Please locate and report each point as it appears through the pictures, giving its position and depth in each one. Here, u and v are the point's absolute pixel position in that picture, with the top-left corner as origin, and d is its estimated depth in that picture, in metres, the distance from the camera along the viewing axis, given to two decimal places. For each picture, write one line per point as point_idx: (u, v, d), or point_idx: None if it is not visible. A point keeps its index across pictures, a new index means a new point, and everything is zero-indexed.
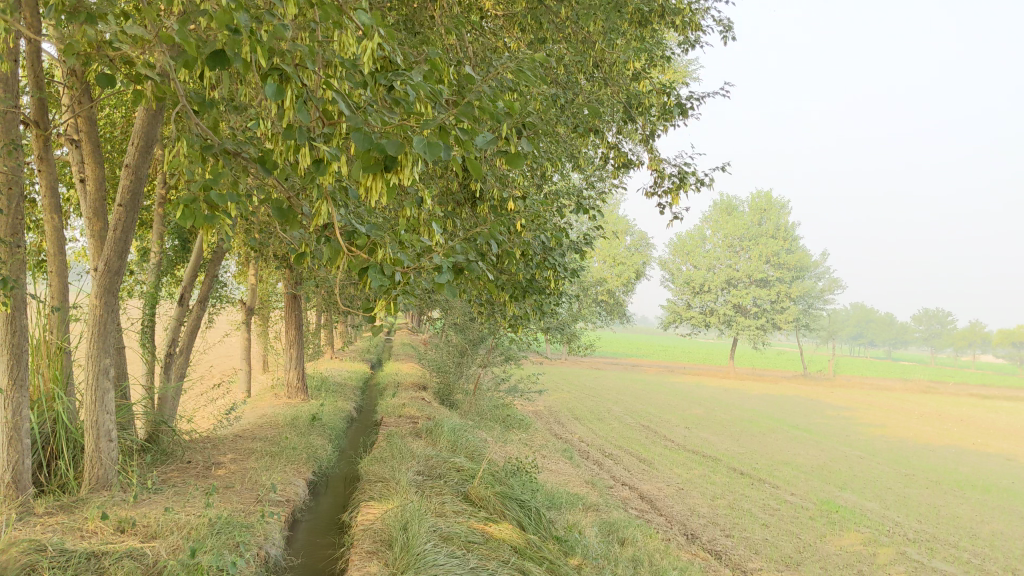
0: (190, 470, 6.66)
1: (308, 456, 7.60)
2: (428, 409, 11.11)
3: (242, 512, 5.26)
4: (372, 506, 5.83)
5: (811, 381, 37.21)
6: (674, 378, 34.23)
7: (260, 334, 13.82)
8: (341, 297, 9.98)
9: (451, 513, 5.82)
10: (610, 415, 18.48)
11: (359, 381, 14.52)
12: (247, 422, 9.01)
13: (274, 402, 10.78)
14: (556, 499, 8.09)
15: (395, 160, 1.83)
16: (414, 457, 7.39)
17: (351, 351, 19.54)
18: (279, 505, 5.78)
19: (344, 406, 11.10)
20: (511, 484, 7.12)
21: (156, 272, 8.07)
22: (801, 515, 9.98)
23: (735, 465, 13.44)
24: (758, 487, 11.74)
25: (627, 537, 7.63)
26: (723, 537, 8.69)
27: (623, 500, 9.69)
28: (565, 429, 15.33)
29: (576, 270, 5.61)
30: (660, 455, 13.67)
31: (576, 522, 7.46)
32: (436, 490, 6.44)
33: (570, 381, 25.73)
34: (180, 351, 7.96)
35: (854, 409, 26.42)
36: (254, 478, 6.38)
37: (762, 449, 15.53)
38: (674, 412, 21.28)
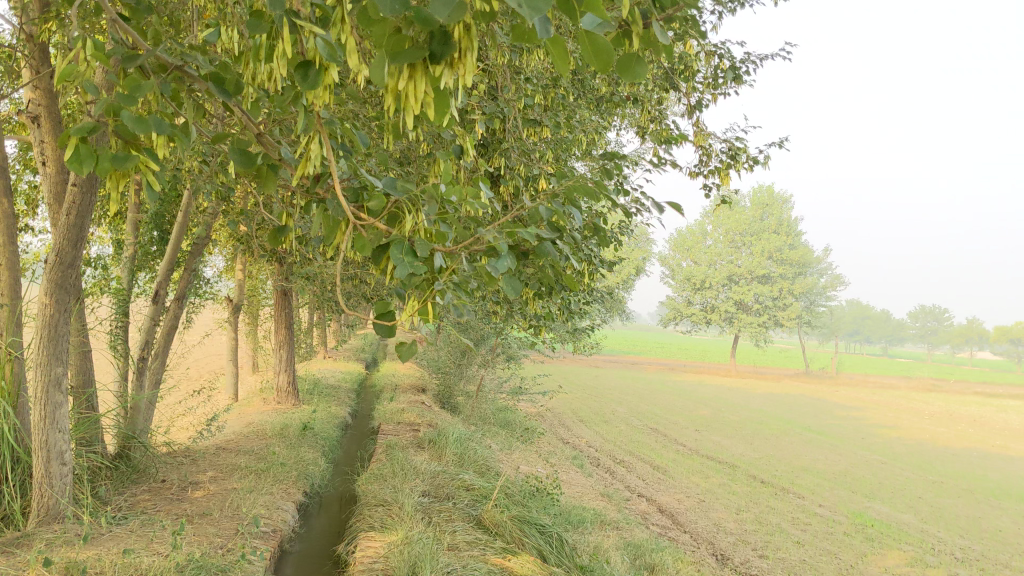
0: (164, 493, 5.84)
1: (299, 472, 6.77)
2: (430, 415, 10.31)
3: (214, 549, 4.43)
4: (372, 538, 5.02)
5: (813, 379, 36.60)
6: (674, 375, 33.47)
7: (249, 333, 13.00)
8: (335, 293, 9.18)
9: (464, 545, 5.05)
10: (616, 417, 17.70)
11: (353, 383, 13.74)
12: (232, 432, 8.19)
13: (262, 409, 9.96)
14: (576, 518, 7.30)
15: (449, 45, 1.00)
16: (419, 475, 6.56)
17: (347, 351, 18.72)
18: (265, 538, 4.95)
19: (338, 413, 10.28)
20: (528, 506, 6.32)
21: (128, 267, 7.23)
22: (836, 530, 9.20)
23: (753, 471, 12.67)
24: (784, 497, 10.96)
25: (657, 562, 6.84)
26: (757, 558, 7.90)
27: (642, 515, 8.90)
28: (571, 433, 14.53)
29: (611, 263, 4.80)
30: (674, 462, 12.88)
31: (599, 545, 6.66)
32: (445, 515, 5.65)
33: (571, 381, 25.01)
34: (155, 355, 7.12)
35: (864, 409, 25.76)
36: (236, 502, 5.53)
37: (779, 454, 14.76)
38: (680, 412, 20.54)
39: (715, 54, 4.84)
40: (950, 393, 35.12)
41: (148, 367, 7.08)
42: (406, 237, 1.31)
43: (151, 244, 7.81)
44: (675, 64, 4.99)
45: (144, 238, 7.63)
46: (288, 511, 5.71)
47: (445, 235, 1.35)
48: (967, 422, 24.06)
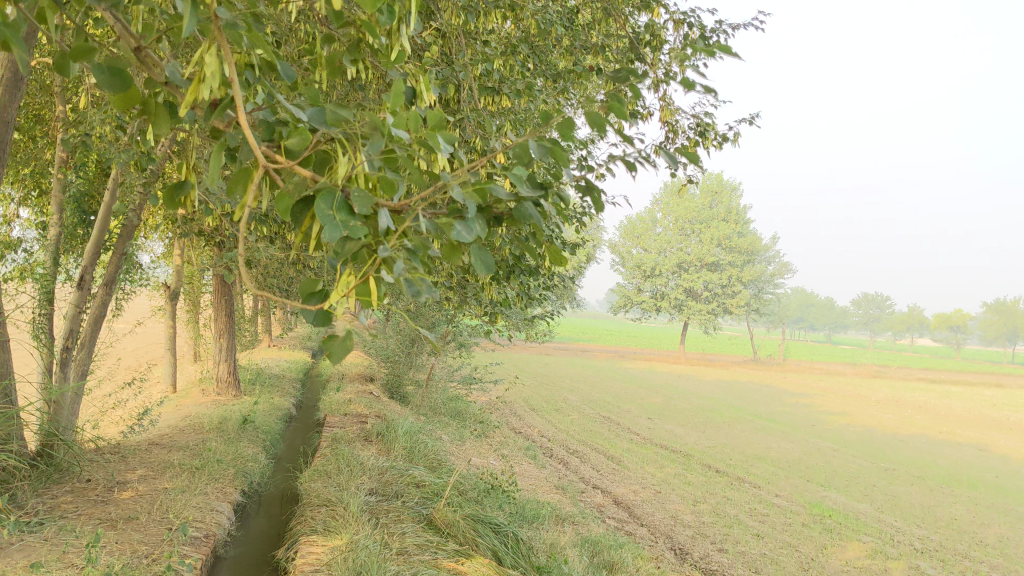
0: (89, 493, 5.40)
1: (237, 470, 6.34)
2: (378, 406, 9.91)
3: (137, 560, 4.01)
4: (314, 543, 4.65)
5: (761, 365, 36.80)
6: (625, 362, 33.36)
7: (189, 321, 12.46)
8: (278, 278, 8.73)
9: (414, 549, 4.70)
10: (567, 406, 17.46)
11: (297, 374, 13.28)
12: (165, 426, 7.70)
13: (200, 401, 9.48)
14: (531, 513, 6.99)
15: None
16: (366, 472, 6.18)
17: (291, 341, 18.21)
18: (196, 545, 4.55)
19: (281, 404, 9.83)
20: (482, 503, 5.98)
21: (52, 251, 6.73)
22: (793, 521, 9.06)
23: (708, 461, 12.50)
24: (740, 487, 10.79)
25: (617, 560, 6.55)
26: (716, 552, 7.69)
27: (598, 509, 8.63)
28: (523, 423, 14.23)
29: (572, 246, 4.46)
30: (628, 451, 12.66)
31: (556, 542, 6.35)
32: (393, 515, 5.29)
33: (522, 369, 24.75)
34: (80, 345, 6.63)
35: (813, 396, 25.88)
36: (167, 504, 5.11)
37: (732, 442, 14.64)
38: (632, 399, 20.37)
39: (685, 22, 4.52)
40: (895, 380, 35.60)
41: (73, 357, 6.59)
42: (337, 184, 0.96)
43: (78, 226, 7.30)
44: (641, 33, 4.65)
45: (69, 220, 7.11)
46: (223, 513, 5.29)
47: (392, 186, 1.00)
48: (913, 408, 24.31)
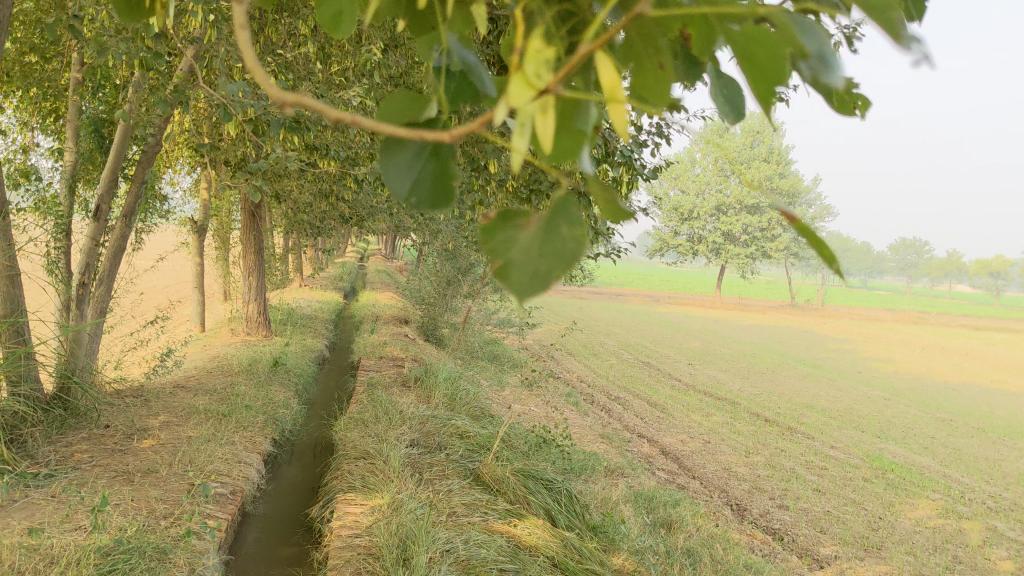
0: (107, 441, 4.97)
1: (268, 417, 5.89)
2: (414, 349, 9.47)
3: (153, 522, 3.55)
4: (352, 502, 4.18)
5: (800, 310, 36.14)
6: (660, 306, 32.80)
7: (218, 259, 12.03)
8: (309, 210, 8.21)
9: (462, 509, 4.22)
10: (605, 350, 16.97)
11: (329, 315, 12.87)
12: (191, 367, 7.29)
13: (228, 341, 9.09)
14: (582, 465, 6.53)
15: None
16: (406, 422, 5.70)
17: (322, 280, 17.81)
18: (221, 502, 4.09)
19: (313, 346, 9.40)
20: (531, 458, 5.50)
21: (67, 181, 6.23)
22: (855, 476, 8.58)
23: (756, 409, 11.94)
24: (792, 437, 10.29)
25: (675, 517, 6.04)
26: (778, 508, 7.21)
27: (647, 460, 8.14)
28: (561, 367, 13.77)
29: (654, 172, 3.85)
30: (673, 397, 12.18)
31: (609, 497, 5.86)
32: (437, 471, 4.83)
33: (556, 313, 24.35)
34: (98, 281, 6.17)
35: (857, 342, 25.26)
36: (193, 455, 4.66)
37: (778, 388, 14.07)
38: (670, 343, 19.87)
39: None
40: (937, 326, 34.91)
41: (92, 294, 6.13)
42: None
43: (96, 153, 6.79)
44: None
45: (85, 146, 6.59)
46: (251, 465, 4.80)
47: None
48: (960, 355, 23.53)
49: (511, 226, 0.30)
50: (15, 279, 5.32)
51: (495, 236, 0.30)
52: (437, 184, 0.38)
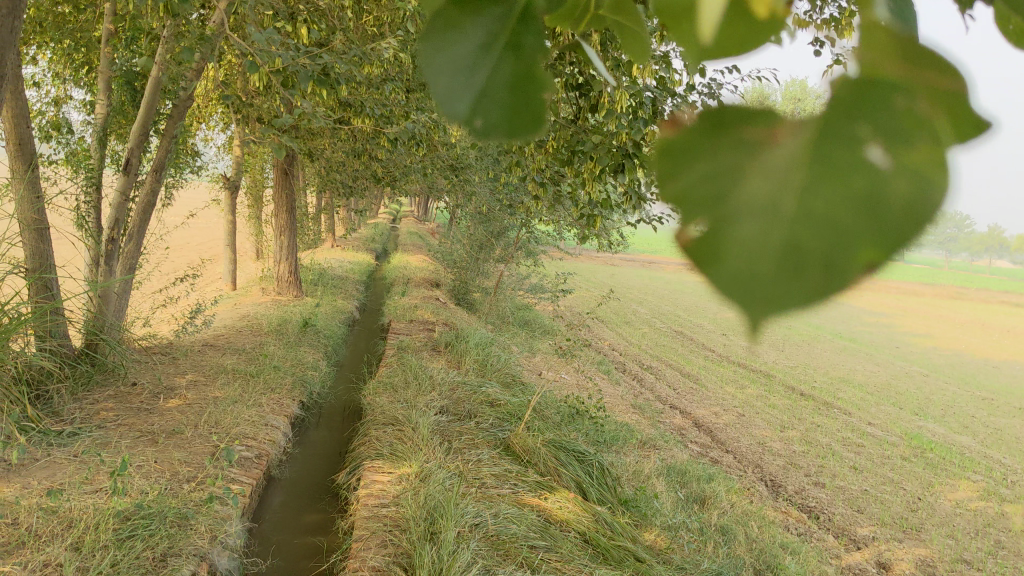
0: (133, 399, 4.90)
1: (296, 378, 5.79)
2: (445, 313, 9.35)
3: (175, 487, 3.46)
4: (379, 470, 4.07)
5: (836, 282, 35.65)
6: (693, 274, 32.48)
7: (251, 218, 11.97)
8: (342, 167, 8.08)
9: (492, 481, 4.10)
10: (637, 318, 16.78)
11: (360, 276, 12.78)
12: (221, 326, 7.22)
13: (259, 300, 9.02)
14: (613, 436, 6.40)
15: None
16: (435, 388, 5.59)
17: (354, 241, 17.74)
18: (246, 465, 3.99)
19: (344, 308, 9.32)
20: (563, 429, 5.37)
21: (98, 134, 6.13)
22: (893, 454, 8.38)
23: (791, 382, 11.74)
24: (828, 412, 10.09)
25: (710, 493, 5.89)
26: (813, 485, 7.05)
27: (680, 432, 7.99)
28: (593, 334, 13.62)
29: None
30: (707, 368, 12.00)
31: (641, 471, 5.72)
32: (467, 440, 4.71)
33: (588, 279, 24.16)
34: (128, 236, 6.07)
35: (894, 316, 24.85)
36: (219, 416, 4.57)
37: (813, 362, 13.82)
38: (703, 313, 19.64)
39: None
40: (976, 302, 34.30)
41: (121, 249, 6.04)
42: None
43: (128, 107, 6.68)
44: None
45: (116, 98, 6.47)
46: (278, 429, 4.70)
47: None
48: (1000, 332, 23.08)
49: (719, 156, 0.16)
50: (45, 232, 5.25)
51: (690, 176, 0.15)
52: (519, 91, 0.24)
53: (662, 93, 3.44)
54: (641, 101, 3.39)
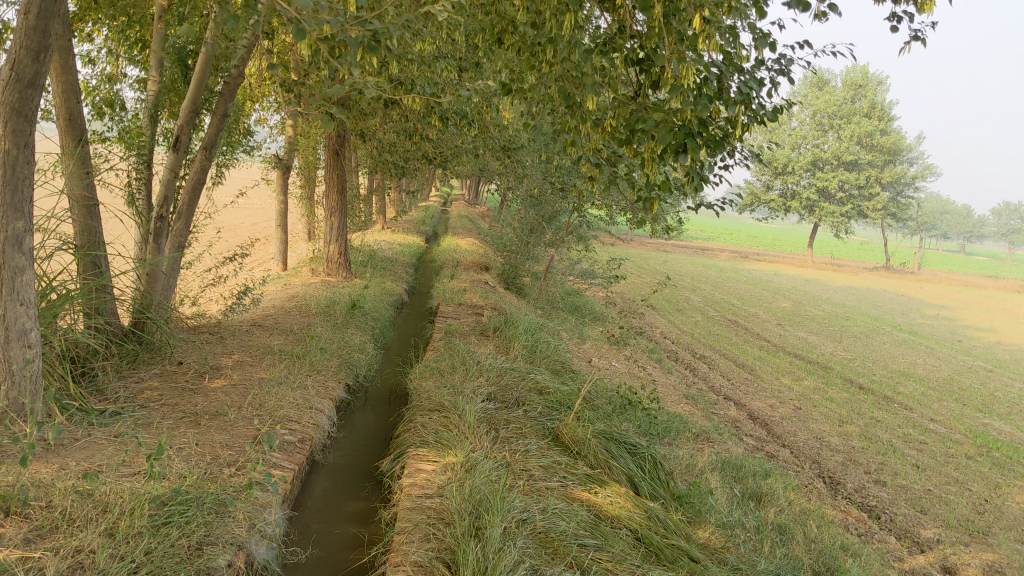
0: (178, 379, 4.84)
1: (343, 361, 5.69)
2: (494, 297, 9.21)
3: (215, 471, 3.38)
4: (424, 459, 3.94)
5: (894, 272, 34.78)
6: (748, 262, 31.90)
7: (302, 197, 11.93)
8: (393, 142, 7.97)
9: (540, 472, 3.94)
10: (690, 305, 16.47)
11: (410, 259, 12.71)
12: (269, 306, 7.17)
13: (307, 280, 8.97)
14: (665, 427, 6.20)
15: None
16: (482, 374, 5.46)
17: (405, 224, 17.70)
18: (289, 450, 3.88)
19: (392, 290, 9.24)
20: (613, 420, 5.19)
21: (149, 110, 6.08)
22: (956, 452, 8.06)
23: (849, 375, 11.39)
24: (888, 407, 9.75)
25: (765, 489, 5.68)
26: (873, 483, 6.78)
27: (733, 424, 7.76)
28: (645, 321, 13.39)
29: (772, 112, 3.42)
30: (761, 359, 11.70)
31: (694, 464, 5.52)
32: (515, 429, 4.56)
33: (640, 265, 23.88)
34: (177, 214, 6.01)
35: (956, 308, 24.11)
36: (264, 397, 4.48)
37: (872, 355, 13.42)
38: (758, 301, 19.25)
39: None
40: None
41: (170, 228, 5.97)
42: None
43: (179, 83, 6.62)
44: None
45: (168, 74, 6.41)
46: (322, 412, 4.59)
47: None
48: None
49: None
50: (94, 209, 5.21)
51: None
52: None
53: (728, 69, 3.23)
54: (705, 77, 3.19)
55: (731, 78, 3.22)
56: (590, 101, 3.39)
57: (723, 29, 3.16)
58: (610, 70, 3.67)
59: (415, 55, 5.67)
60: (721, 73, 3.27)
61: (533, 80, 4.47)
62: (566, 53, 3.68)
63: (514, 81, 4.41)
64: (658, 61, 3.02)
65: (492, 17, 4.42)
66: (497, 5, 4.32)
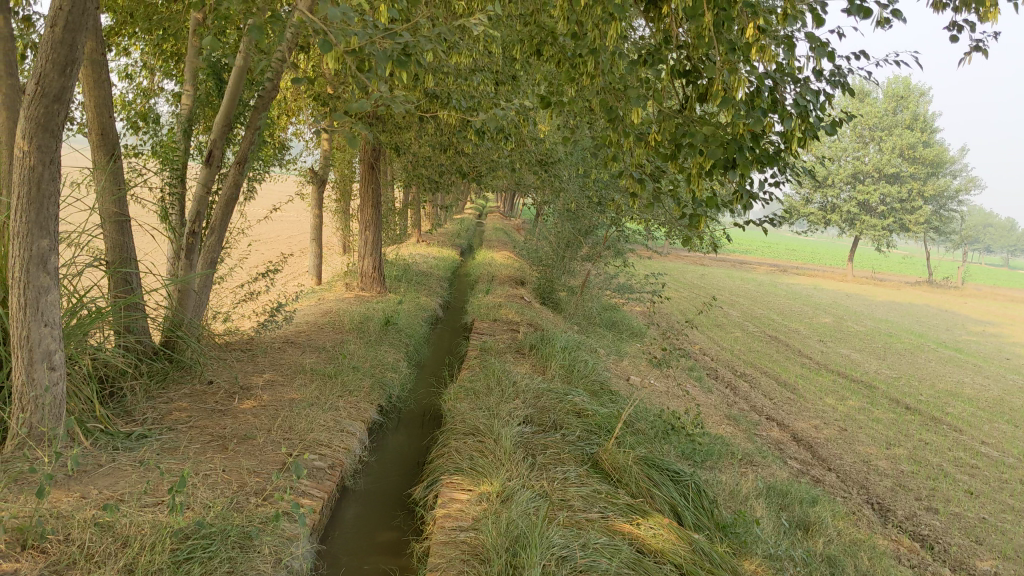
0: (208, 399, 4.72)
1: (375, 380, 5.56)
2: (530, 313, 9.05)
3: (242, 501, 3.24)
4: (458, 488, 3.78)
5: (937, 286, 34.14)
6: (786, 276, 31.45)
7: (336, 211, 11.87)
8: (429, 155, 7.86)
9: (580, 503, 3.76)
10: (729, 321, 16.19)
11: (445, 273, 12.60)
12: (303, 323, 7.06)
13: (342, 295, 8.88)
14: (707, 450, 5.99)
15: None
16: (519, 396, 5.29)
17: (440, 237, 17.62)
18: (318, 477, 3.74)
19: (427, 305, 9.10)
20: (655, 445, 5.00)
21: (183, 125, 6.00)
22: (1011, 478, 7.74)
23: (895, 394, 11.06)
24: (937, 428, 9.43)
25: (813, 518, 5.44)
26: (925, 511, 6.50)
27: (777, 447, 7.52)
28: (683, 337, 13.15)
29: (828, 124, 3.23)
30: (803, 377, 11.42)
31: (738, 491, 5.31)
32: (552, 454, 4.39)
33: (676, 279, 23.62)
34: (209, 230, 5.92)
35: (1003, 325, 23.55)
36: (293, 419, 4.35)
37: (918, 373, 13.06)
38: (798, 317, 18.92)
39: None
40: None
41: (202, 244, 5.88)
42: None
43: (213, 97, 6.56)
44: None
45: (203, 89, 6.34)
46: (354, 436, 4.46)
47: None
48: None
49: None
50: (126, 224, 5.13)
51: None
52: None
53: (782, 79, 3.05)
54: (757, 89, 3.01)
55: (785, 89, 3.04)
56: (635, 114, 3.22)
57: (777, 38, 2.99)
58: (655, 82, 3.51)
59: (451, 68, 5.53)
60: (775, 84, 3.10)
61: (573, 93, 4.30)
62: (609, 65, 3.52)
63: (554, 94, 4.25)
64: (709, 71, 2.85)
65: (530, 29, 4.28)
66: (537, 16, 4.17)
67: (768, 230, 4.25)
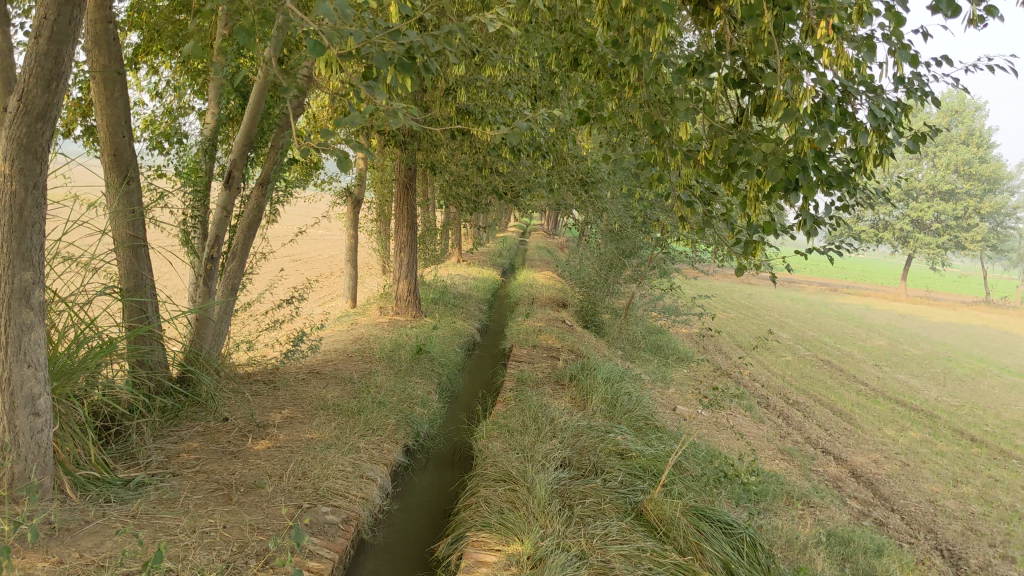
0: (220, 440, 4.40)
1: (402, 417, 5.20)
2: (572, 338, 8.66)
3: (240, 565, 2.89)
4: (486, 547, 3.41)
5: (995, 307, 33.06)
6: (838, 296, 30.69)
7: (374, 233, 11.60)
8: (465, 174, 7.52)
9: (623, 564, 3.35)
10: (779, 344, 15.64)
11: (484, 295, 12.26)
12: (331, 351, 6.73)
13: (375, 320, 8.57)
14: (761, 492, 5.52)
15: None
16: (556, 435, 4.89)
17: (481, 257, 17.33)
18: (331, 533, 3.38)
19: (463, 331, 8.74)
20: (704, 491, 4.56)
21: (205, 145, 5.73)
22: None
23: (959, 424, 10.46)
24: (1005, 464, 8.84)
25: (880, 572, 4.95)
26: (1001, 559, 5.96)
27: (835, 485, 7.01)
28: (732, 362, 12.65)
29: (907, 141, 2.81)
30: (860, 405, 10.86)
31: (797, 540, 4.84)
32: (591, 504, 3.99)
33: (724, 298, 23.10)
34: (231, 255, 5.62)
35: None
36: (308, 464, 4.00)
37: (981, 401, 12.41)
38: (851, 339, 18.27)
39: None
40: None
41: (224, 269, 5.59)
42: None
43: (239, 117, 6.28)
44: None
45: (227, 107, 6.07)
46: (375, 482, 4.10)
47: None
48: None
49: None
50: (141, 250, 4.85)
51: None
52: None
53: (854, 88, 2.64)
54: (826, 99, 2.60)
55: (858, 100, 2.64)
56: (683, 130, 2.83)
57: (850, 40, 2.58)
58: (706, 93, 3.12)
59: (484, 83, 5.16)
60: (845, 93, 2.69)
61: (614, 107, 3.92)
62: (653, 74, 3.13)
63: (592, 108, 3.87)
64: (769, 80, 2.46)
65: (566, 38, 3.91)
66: (573, 23, 3.79)
67: (834, 256, 3.81)
